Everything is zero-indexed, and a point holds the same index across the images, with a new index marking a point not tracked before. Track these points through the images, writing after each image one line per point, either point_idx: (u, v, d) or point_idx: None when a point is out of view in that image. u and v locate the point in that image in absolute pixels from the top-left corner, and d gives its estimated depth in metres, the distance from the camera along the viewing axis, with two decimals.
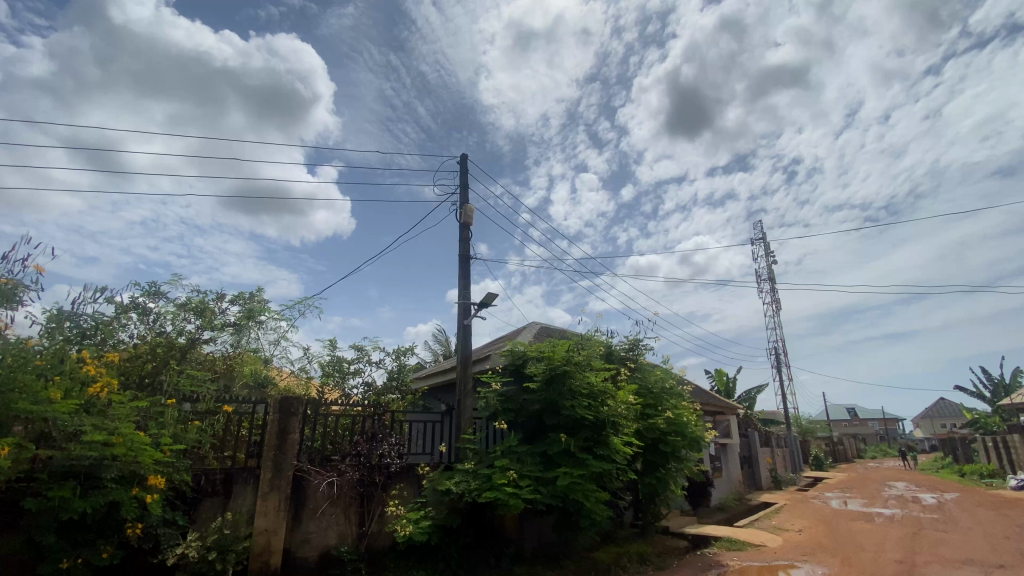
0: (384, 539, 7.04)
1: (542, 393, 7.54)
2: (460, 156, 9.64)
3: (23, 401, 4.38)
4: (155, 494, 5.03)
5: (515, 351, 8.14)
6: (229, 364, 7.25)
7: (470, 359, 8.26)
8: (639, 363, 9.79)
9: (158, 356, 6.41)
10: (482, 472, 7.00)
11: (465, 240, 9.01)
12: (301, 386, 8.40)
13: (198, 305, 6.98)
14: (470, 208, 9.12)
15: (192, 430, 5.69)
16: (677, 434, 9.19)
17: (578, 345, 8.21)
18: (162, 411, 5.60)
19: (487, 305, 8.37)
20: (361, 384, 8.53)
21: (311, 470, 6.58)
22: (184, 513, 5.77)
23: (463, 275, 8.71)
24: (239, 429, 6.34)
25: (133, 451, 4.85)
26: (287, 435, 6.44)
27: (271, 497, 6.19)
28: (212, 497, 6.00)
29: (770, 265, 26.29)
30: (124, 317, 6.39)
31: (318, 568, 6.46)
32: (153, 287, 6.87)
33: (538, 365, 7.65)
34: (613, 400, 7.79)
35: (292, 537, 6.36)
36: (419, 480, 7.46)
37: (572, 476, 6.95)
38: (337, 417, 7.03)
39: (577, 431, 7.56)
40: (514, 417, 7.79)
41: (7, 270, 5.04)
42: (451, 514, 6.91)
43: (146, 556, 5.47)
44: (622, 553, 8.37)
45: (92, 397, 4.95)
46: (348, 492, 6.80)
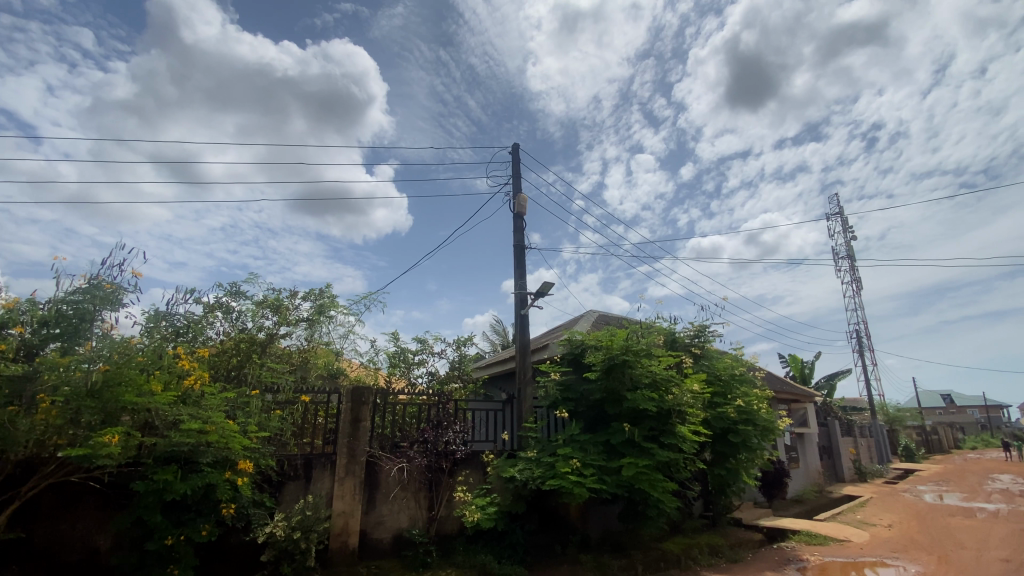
0: (452, 524, 7.28)
1: (603, 382, 7.43)
2: (512, 146, 9.58)
3: (130, 394, 4.89)
4: (245, 477, 5.50)
5: (574, 340, 8.06)
6: (305, 356, 7.73)
7: (529, 348, 8.29)
8: (705, 350, 9.38)
9: (242, 350, 6.97)
10: (545, 460, 7.04)
11: (520, 230, 9.01)
12: (370, 376, 8.81)
13: (274, 302, 7.46)
14: (523, 197, 9.08)
15: (274, 418, 6.12)
16: (749, 422, 8.78)
17: (638, 332, 8.01)
18: (247, 402, 6.01)
19: (544, 295, 8.35)
20: (425, 374, 8.85)
21: (382, 456, 6.90)
22: (271, 495, 6.24)
23: (518, 265, 8.73)
24: (315, 417, 6.74)
25: (224, 438, 5.31)
26: (359, 423, 6.78)
27: (346, 481, 6.56)
28: (295, 481, 6.44)
29: (848, 241, 24.22)
30: (211, 316, 6.97)
31: (393, 549, 6.80)
32: (234, 287, 7.42)
33: (597, 354, 7.50)
34: (679, 388, 7.53)
35: (367, 519, 6.72)
36: (484, 467, 7.63)
37: (638, 466, 6.84)
38: (404, 405, 7.31)
39: (641, 421, 7.40)
40: (574, 407, 7.76)
41: (111, 276, 5.62)
42: (516, 501, 7.07)
43: (240, 533, 6.02)
44: (691, 545, 8.10)
45: (188, 389, 5.44)
46: (417, 477, 7.08)
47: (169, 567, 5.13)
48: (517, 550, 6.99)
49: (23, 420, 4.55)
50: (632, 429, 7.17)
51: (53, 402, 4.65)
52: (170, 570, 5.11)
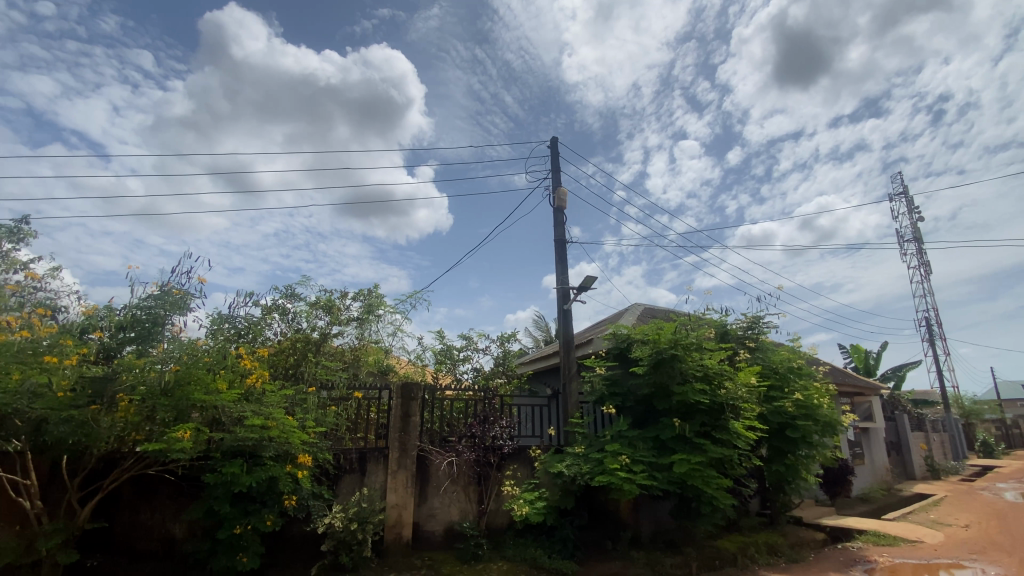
0: (502, 518, 7.35)
1: (651, 376, 7.28)
2: (550, 140, 9.51)
3: (199, 392, 5.22)
4: (305, 470, 5.78)
5: (619, 334, 7.93)
6: (356, 354, 7.99)
7: (573, 343, 8.23)
8: (760, 342, 8.99)
9: (298, 349, 7.32)
10: (593, 456, 6.98)
11: (561, 224, 8.95)
12: (418, 372, 9.02)
13: (326, 302, 7.77)
14: (564, 190, 9.01)
15: (330, 414, 6.38)
16: (808, 416, 8.39)
17: (686, 324, 7.78)
18: (305, 398, 6.32)
19: (587, 289, 8.26)
20: (470, 370, 8.98)
21: (432, 450, 7.05)
22: (328, 487, 6.51)
23: (560, 260, 8.68)
24: (368, 413, 6.95)
25: (285, 433, 5.60)
26: (409, 418, 6.95)
27: (399, 475, 6.75)
28: (350, 474, 6.69)
29: (915, 223, 22.58)
30: (269, 317, 7.33)
31: (445, 541, 6.95)
32: (289, 290, 7.77)
33: (643, 349, 7.36)
34: (733, 381, 7.26)
35: (419, 512, 6.89)
36: (532, 462, 7.66)
37: (690, 462, 6.67)
38: (451, 401, 7.42)
39: (692, 416, 7.20)
40: (622, 402, 7.63)
41: (180, 283, 6.01)
42: (565, 496, 7.05)
43: (301, 523, 6.32)
44: (748, 543, 7.82)
45: (250, 387, 5.75)
46: (467, 471, 7.20)
47: (238, 555, 5.45)
48: (568, 545, 6.96)
49: (105, 418, 4.97)
50: (683, 424, 6.99)
51: (131, 401, 5.06)
52: (239, 558, 5.43)
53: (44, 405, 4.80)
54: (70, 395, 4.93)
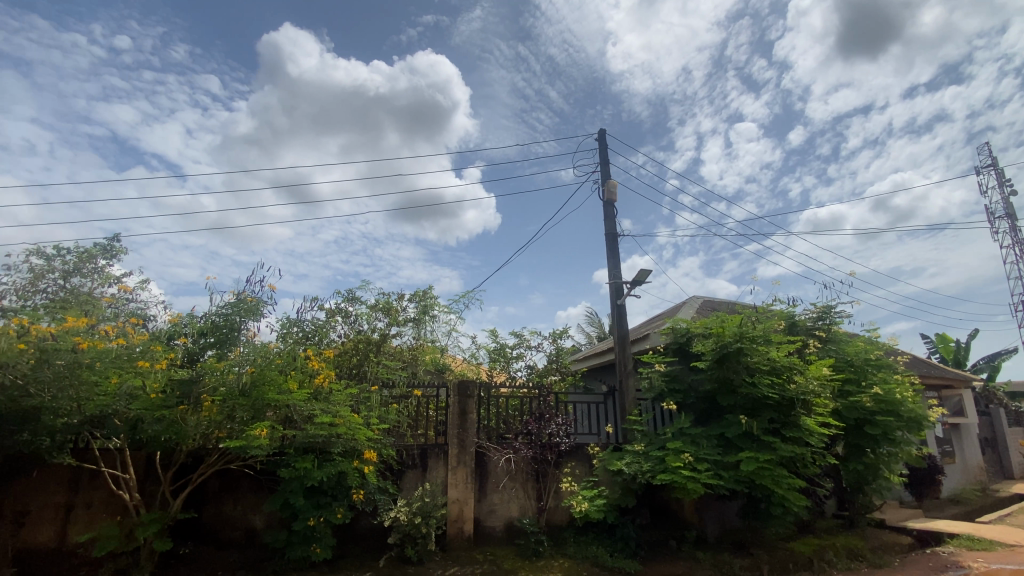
0: (561, 515, 7.33)
1: (714, 371, 7.01)
2: (599, 131, 9.35)
3: (273, 392, 5.56)
4: (371, 466, 6.03)
5: (678, 329, 7.68)
6: (414, 353, 8.22)
7: (628, 339, 8.07)
8: (832, 333, 8.42)
9: (361, 350, 7.64)
10: (654, 454, 6.82)
11: (612, 218, 8.79)
12: (473, 371, 9.18)
13: (385, 305, 8.06)
14: (613, 183, 8.84)
15: (392, 412, 6.62)
16: (889, 412, 7.80)
17: (751, 316, 7.43)
18: (368, 397, 6.59)
19: (642, 283, 8.07)
20: (524, 367, 9.02)
21: (490, 447, 7.15)
22: (393, 482, 6.76)
23: (612, 254, 8.53)
24: (427, 410, 7.13)
25: (351, 430, 5.87)
26: (466, 416, 7.07)
27: (459, 471, 6.90)
28: (413, 470, 6.91)
29: (1007, 197, 20.42)
30: (333, 320, 7.69)
31: (506, 537, 7.02)
32: (350, 293, 8.10)
33: (705, 343, 7.10)
34: (804, 376, 6.86)
35: (480, 507, 7.01)
36: (589, 459, 7.59)
37: (757, 460, 6.38)
38: (507, 398, 7.48)
39: (759, 412, 6.87)
40: (683, 399, 7.39)
41: (252, 290, 6.36)
42: (625, 495, 6.94)
43: (369, 517, 6.60)
44: (824, 547, 7.37)
45: (319, 386, 6.06)
46: (525, 468, 7.24)
47: (312, 545, 5.79)
48: (630, 543, 6.84)
49: (192, 417, 5.40)
50: (749, 421, 6.69)
51: (213, 401, 5.45)
52: (313, 548, 5.77)
53: (139, 406, 5.28)
54: (162, 396, 5.37)
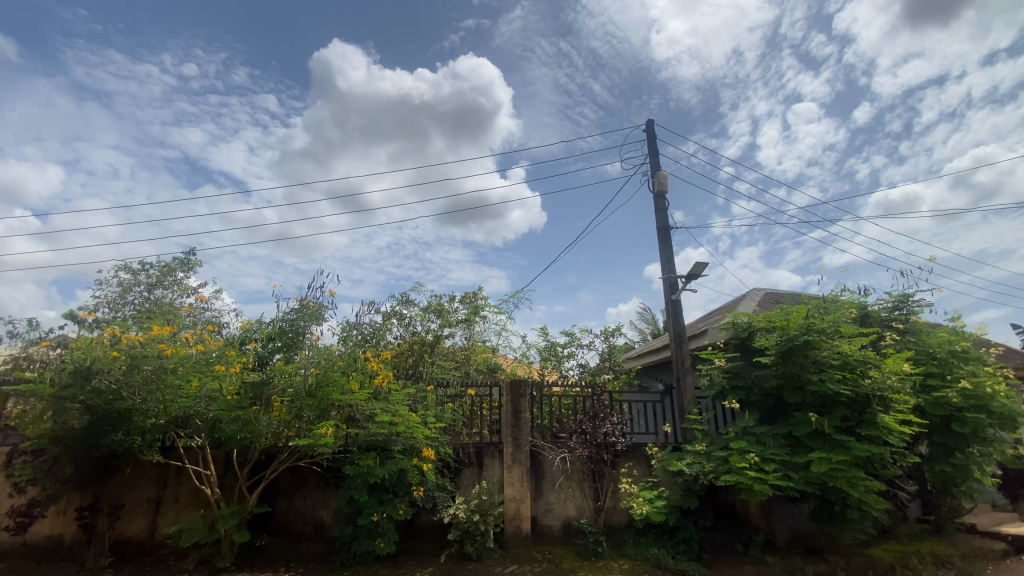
0: (620, 515, 7.22)
1: (779, 367, 6.65)
2: (646, 122, 9.11)
3: (336, 392, 5.82)
4: (429, 463, 6.18)
5: (738, 323, 7.34)
6: (467, 353, 8.38)
7: (684, 335, 7.82)
8: (911, 324, 7.79)
9: (415, 351, 7.95)
10: (717, 455, 6.56)
11: (663, 210, 8.56)
12: (524, 370, 9.27)
13: (437, 306, 8.26)
14: (663, 174, 8.60)
15: (447, 410, 6.77)
16: (980, 408, 7.12)
17: (818, 307, 7.01)
18: (425, 396, 6.76)
19: (698, 277, 7.79)
20: (575, 366, 9.01)
21: (545, 446, 7.13)
22: (451, 479, 6.90)
23: (664, 248, 8.29)
24: (481, 410, 7.23)
25: (410, 428, 6.05)
26: (520, 414, 7.09)
27: (514, 469, 6.93)
28: (469, 468, 7.02)
29: None
30: (389, 323, 7.97)
31: (564, 537, 6.99)
32: (404, 296, 8.38)
33: (769, 337, 6.75)
34: (880, 370, 6.38)
35: (536, 506, 7.02)
36: (648, 459, 7.42)
37: (830, 461, 6.02)
38: (559, 398, 7.45)
39: (831, 409, 6.46)
40: (746, 396, 7.02)
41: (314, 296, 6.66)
42: (687, 496, 6.73)
43: (429, 513, 6.77)
44: (909, 553, 6.82)
45: (378, 386, 6.28)
46: (581, 468, 7.16)
47: (377, 540, 6.01)
48: (693, 546, 6.63)
49: (264, 417, 5.72)
50: (820, 419, 6.30)
51: (282, 401, 5.78)
52: (378, 543, 5.99)
53: (217, 407, 5.66)
54: (237, 398, 5.72)
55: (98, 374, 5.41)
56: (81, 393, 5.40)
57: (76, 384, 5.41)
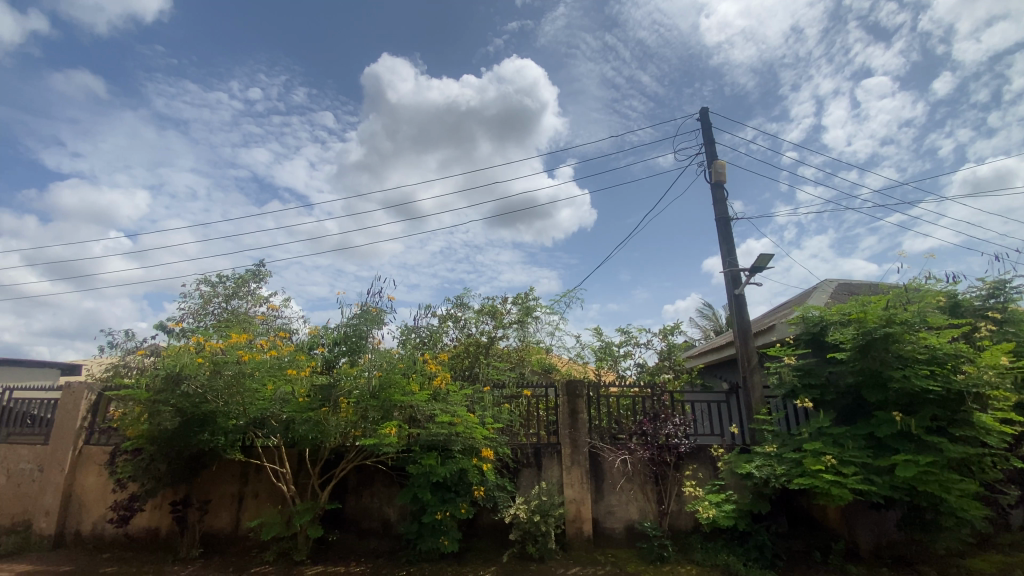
0: (685, 519, 6.98)
1: (856, 363, 6.19)
2: (701, 110, 8.75)
3: (398, 393, 6.01)
4: (489, 463, 6.27)
5: (809, 317, 6.90)
6: (521, 354, 8.43)
7: (750, 332, 7.46)
8: (1010, 313, 7.03)
9: (471, 353, 8.07)
10: (789, 456, 6.19)
11: (722, 201, 8.20)
12: (580, 370, 9.15)
13: (491, 308, 8.36)
14: (720, 162, 8.24)
15: (505, 411, 6.83)
16: None
17: (900, 297, 6.47)
18: (482, 397, 6.87)
19: (763, 269, 7.40)
20: (633, 366, 8.80)
21: (604, 447, 7.03)
22: (510, 480, 6.94)
23: (724, 241, 7.95)
24: (537, 411, 7.20)
25: (468, 429, 6.16)
26: (577, 415, 7.03)
27: (573, 470, 6.87)
28: (528, 468, 7.04)
29: None
30: (445, 326, 8.16)
31: (627, 540, 6.85)
32: (459, 299, 8.54)
33: (843, 331, 6.31)
34: (975, 365, 5.83)
35: (598, 508, 6.93)
36: (714, 461, 7.14)
37: (918, 463, 5.54)
38: (617, 398, 7.29)
39: (918, 408, 5.94)
40: (820, 395, 6.57)
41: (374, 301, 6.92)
42: (758, 500, 6.41)
43: (490, 513, 6.85)
44: (1014, 565, 6.16)
45: (437, 387, 6.42)
46: (642, 470, 6.98)
47: (441, 538, 6.15)
48: (766, 552, 6.30)
49: (333, 418, 6.00)
50: (906, 419, 5.80)
51: (349, 403, 6.02)
52: (442, 541, 6.14)
53: (290, 409, 6.01)
54: (308, 400, 6.04)
55: (186, 379, 5.88)
56: (172, 396, 5.90)
57: (168, 388, 5.93)
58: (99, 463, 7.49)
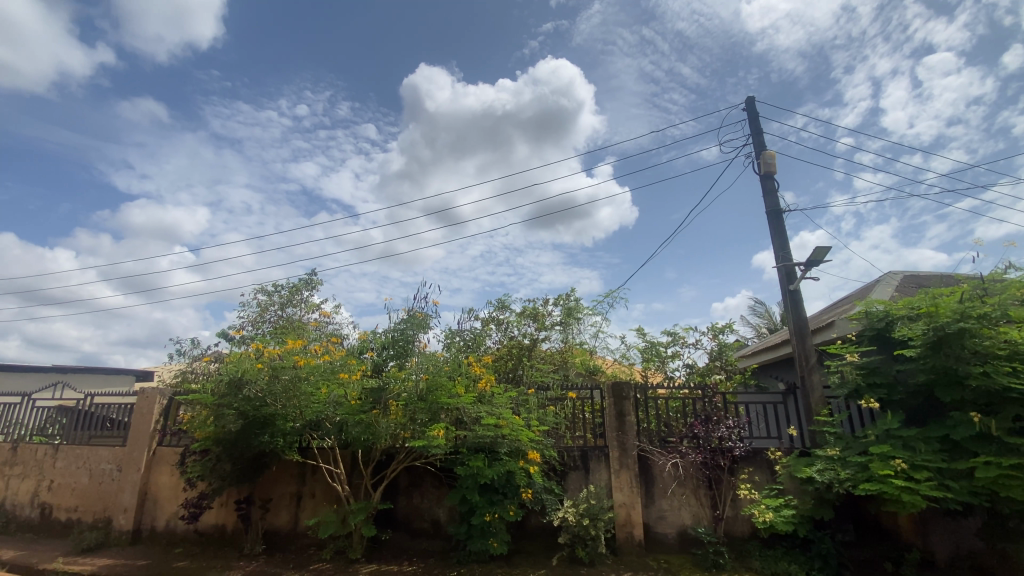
0: (742, 525, 6.71)
1: (927, 361, 5.76)
2: (747, 99, 8.42)
3: (445, 396, 6.12)
4: (536, 466, 6.27)
5: (872, 312, 6.48)
6: (564, 356, 8.41)
7: (807, 329, 7.10)
8: None
9: (515, 355, 8.12)
10: (854, 460, 5.84)
11: (772, 193, 7.86)
12: (626, 371, 9.00)
13: (533, 311, 8.38)
14: (769, 153, 7.91)
15: (550, 414, 6.81)
16: None
17: (976, 289, 5.98)
18: (526, 399, 6.87)
19: (819, 263, 7.03)
20: (682, 367, 8.57)
21: (653, 451, 6.87)
22: (558, 483, 6.91)
23: (775, 234, 7.62)
24: (583, 413, 7.11)
25: (514, 431, 6.19)
26: (624, 417, 6.92)
27: (622, 474, 6.75)
28: (576, 471, 6.98)
29: None
30: (488, 329, 8.26)
31: (680, 546, 6.67)
32: (501, 302, 8.59)
33: (912, 327, 5.89)
34: None
35: (649, 513, 6.78)
36: (771, 466, 6.83)
37: (1001, 468, 5.11)
38: (666, 400, 7.10)
39: (999, 408, 5.48)
40: (887, 396, 6.16)
41: (420, 306, 7.07)
42: (820, 506, 6.07)
43: (538, 515, 6.84)
44: None
45: (482, 390, 6.47)
46: (695, 473, 6.78)
47: (490, 540, 6.19)
48: (830, 562, 5.97)
49: (383, 420, 6.16)
50: (986, 419, 5.35)
51: (398, 405, 6.16)
52: (491, 543, 6.18)
53: (344, 411, 6.23)
54: (360, 402, 6.24)
55: (247, 384, 6.20)
56: (236, 400, 6.24)
57: (231, 393, 6.26)
58: (171, 463, 8.02)
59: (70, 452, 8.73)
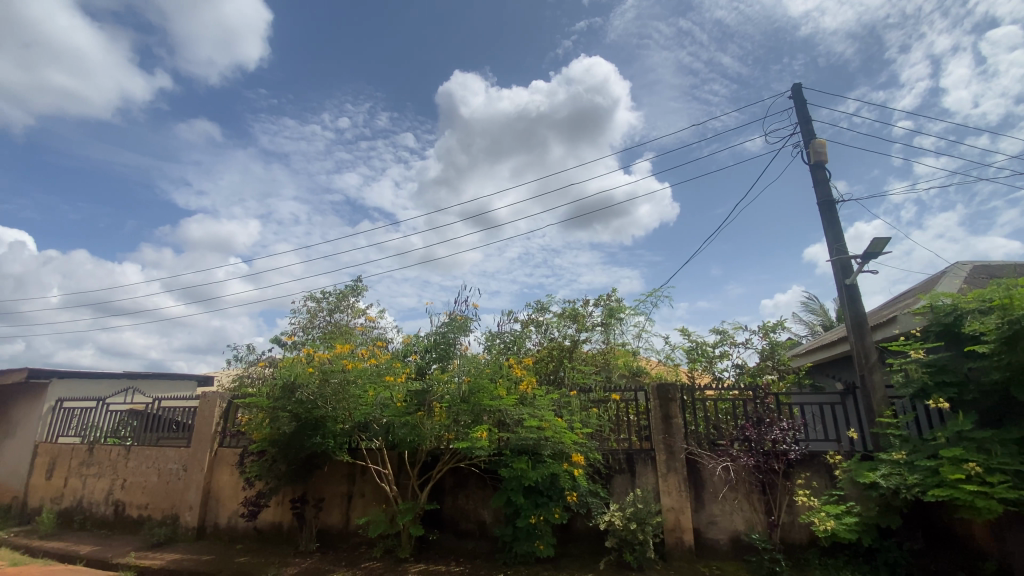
0: (799, 532, 6.40)
1: (1002, 357, 5.31)
2: (793, 86, 8.08)
3: (486, 398, 6.17)
4: (580, 469, 6.22)
5: (938, 306, 6.04)
6: (606, 357, 8.33)
7: (867, 325, 6.71)
8: None
9: (556, 356, 8.11)
10: (922, 465, 5.46)
11: (823, 182, 7.49)
12: (671, 372, 8.81)
13: (573, 312, 8.34)
14: (818, 141, 7.55)
15: (593, 416, 6.76)
16: None
17: None
18: (569, 401, 6.82)
19: (877, 255, 6.64)
20: (731, 367, 8.29)
21: (702, 454, 6.65)
22: (603, 486, 6.82)
23: (828, 227, 7.25)
24: (627, 415, 6.98)
25: (557, 433, 6.16)
26: (671, 420, 6.75)
27: (670, 478, 6.58)
28: (621, 474, 6.87)
29: None
30: (528, 330, 8.29)
31: (732, 552, 6.43)
32: (541, 304, 8.60)
33: (984, 321, 5.46)
34: None
35: (699, 518, 6.58)
36: (830, 470, 6.49)
37: None
38: (714, 402, 6.86)
39: None
40: (957, 395, 5.73)
41: (461, 309, 7.15)
42: (885, 513, 5.73)
43: (584, 519, 6.77)
44: None
45: (524, 392, 6.47)
46: (747, 478, 6.52)
47: (536, 542, 6.19)
48: (897, 571, 5.63)
49: (428, 421, 6.28)
50: None
51: (441, 407, 6.27)
52: (538, 545, 6.17)
53: (390, 413, 6.38)
54: (405, 404, 6.38)
55: (300, 387, 6.46)
56: (288, 403, 6.52)
57: (285, 396, 6.56)
58: (230, 463, 8.48)
59: (141, 453, 9.37)
